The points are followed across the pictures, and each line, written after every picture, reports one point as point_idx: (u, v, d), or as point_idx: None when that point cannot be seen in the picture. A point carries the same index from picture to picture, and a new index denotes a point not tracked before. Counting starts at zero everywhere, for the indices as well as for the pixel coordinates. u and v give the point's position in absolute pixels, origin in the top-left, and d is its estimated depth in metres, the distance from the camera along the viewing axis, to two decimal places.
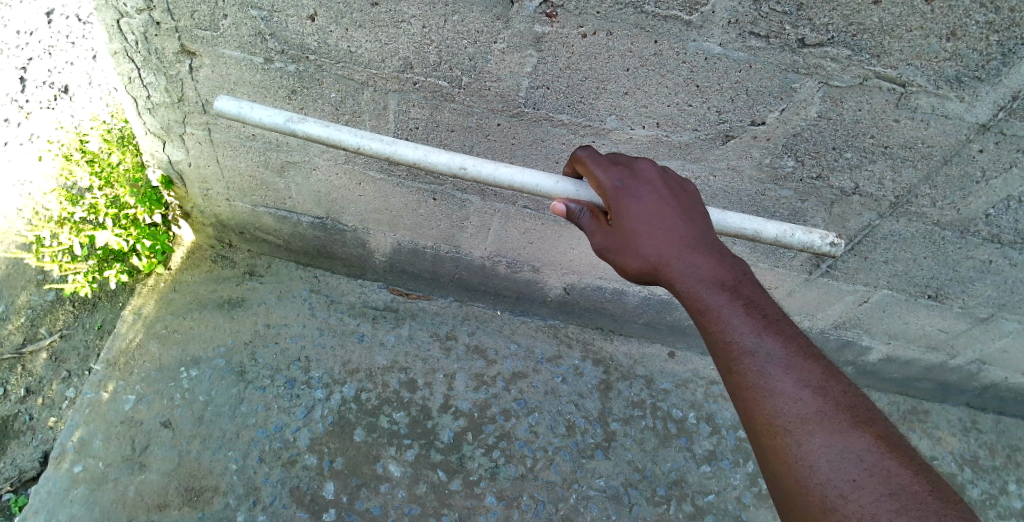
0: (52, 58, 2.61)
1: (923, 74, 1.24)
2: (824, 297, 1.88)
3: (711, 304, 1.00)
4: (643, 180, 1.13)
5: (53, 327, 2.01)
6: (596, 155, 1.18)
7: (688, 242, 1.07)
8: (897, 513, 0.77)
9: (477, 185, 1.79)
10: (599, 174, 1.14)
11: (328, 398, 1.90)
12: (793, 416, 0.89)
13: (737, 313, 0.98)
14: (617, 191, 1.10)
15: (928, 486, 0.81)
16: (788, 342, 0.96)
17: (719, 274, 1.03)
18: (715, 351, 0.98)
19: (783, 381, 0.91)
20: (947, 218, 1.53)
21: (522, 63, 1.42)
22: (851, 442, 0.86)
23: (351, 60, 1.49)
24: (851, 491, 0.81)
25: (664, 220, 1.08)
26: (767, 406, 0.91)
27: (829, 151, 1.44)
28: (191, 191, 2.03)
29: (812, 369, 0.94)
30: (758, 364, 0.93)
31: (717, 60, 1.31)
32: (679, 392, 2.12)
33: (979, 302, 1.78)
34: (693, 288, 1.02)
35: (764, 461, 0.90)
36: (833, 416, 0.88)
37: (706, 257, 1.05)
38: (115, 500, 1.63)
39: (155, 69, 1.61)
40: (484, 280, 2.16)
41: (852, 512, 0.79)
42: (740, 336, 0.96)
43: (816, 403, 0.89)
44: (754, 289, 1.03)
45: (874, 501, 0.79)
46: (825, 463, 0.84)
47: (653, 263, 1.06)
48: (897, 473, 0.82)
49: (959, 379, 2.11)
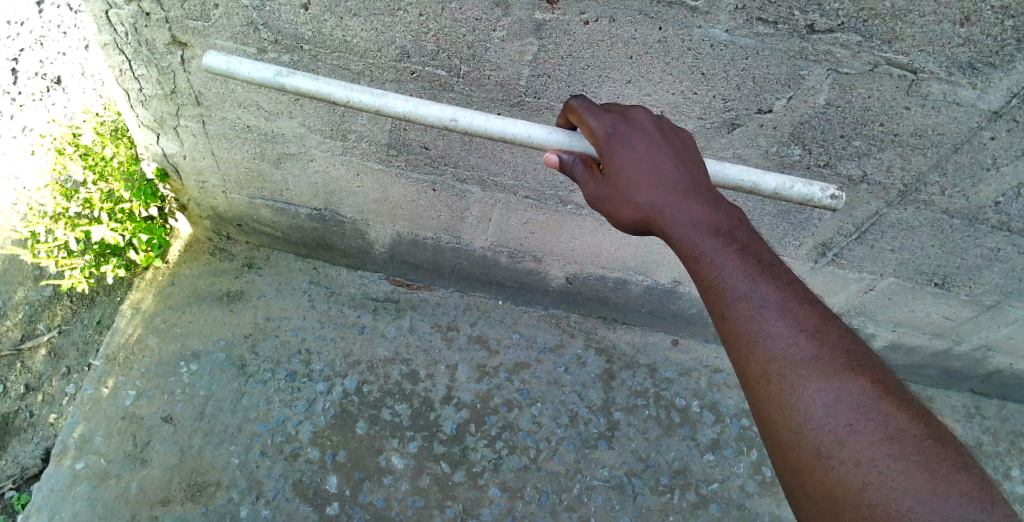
0: (43, 49, 2.55)
1: (936, 61, 1.21)
2: (829, 285, 1.87)
3: (705, 249, 0.96)
4: (638, 126, 1.08)
5: (51, 323, 1.99)
6: (590, 104, 1.14)
7: (683, 187, 1.02)
8: (894, 459, 0.73)
9: (478, 175, 1.76)
10: (592, 122, 1.09)
11: (329, 391, 1.89)
12: (787, 361, 0.85)
13: (731, 259, 0.95)
14: (609, 137, 1.05)
15: (926, 429, 0.77)
16: (785, 288, 0.93)
17: (714, 220, 0.99)
18: (708, 298, 0.95)
19: (777, 326, 0.88)
20: (956, 206, 1.51)
21: (522, 51, 1.38)
22: (847, 386, 0.82)
23: (346, 49, 1.45)
24: (847, 436, 0.77)
25: (657, 165, 1.03)
26: (761, 352, 0.88)
27: (837, 140, 1.42)
28: (187, 183, 2.00)
29: (808, 313, 0.90)
30: (752, 310, 0.90)
31: (724, 47, 1.28)
32: (682, 381, 2.12)
33: (986, 289, 1.77)
34: (687, 234, 0.98)
35: (757, 409, 0.87)
36: (828, 360, 0.85)
37: (700, 203, 1.01)
38: (117, 496, 1.63)
39: (146, 61, 1.57)
40: (485, 271, 2.14)
41: (847, 459, 0.75)
42: (733, 282, 0.93)
43: (812, 347, 0.86)
44: (751, 235, 1.00)
45: (872, 445, 0.75)
46: (820, 408, 0.81)
47: (645, 210, 1.02)
48: (894, 417, 0.78)
49: (964, 366, 2.11)
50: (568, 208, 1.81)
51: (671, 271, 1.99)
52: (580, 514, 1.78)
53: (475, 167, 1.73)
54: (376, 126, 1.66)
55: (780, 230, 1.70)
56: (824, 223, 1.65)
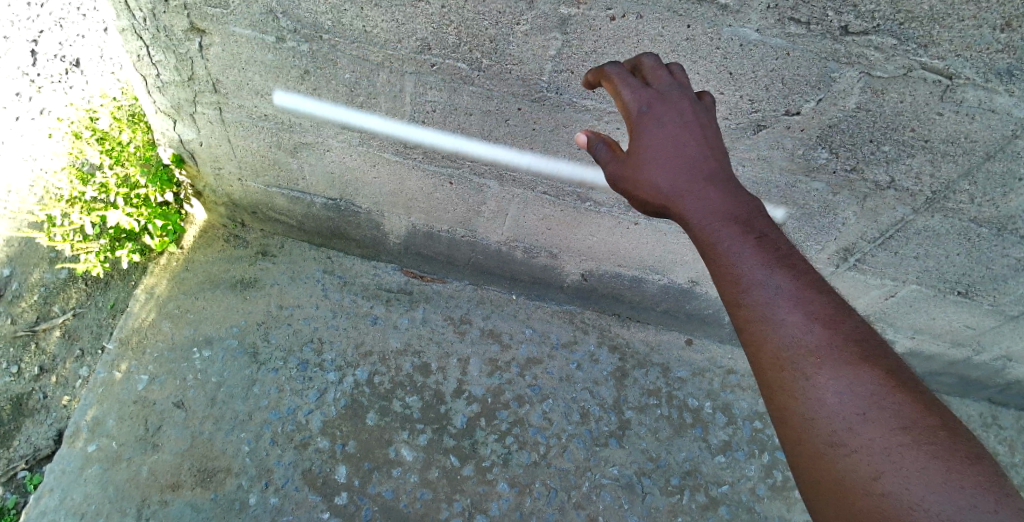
0: (62, 31, 2.55)
1: (973, 66, 1.18)
2: (849, 290, 1.85)
3: (721, 235, 0.89)
4: (671, 105, 1.02)
5: (66, 305, 2.00)
6: (626, 74, 1.09)
7: (704, 172, 0.96)
8: (907, 448, 0.68)
9: (496, 169, 1.74)
10: (626, 95, 1.05)
11: (341, 381, 1.89)
12: (802, 350, 0.77)
13: (747, 246, 0.86)
14: (641, 115, 1.01)
15: (939, 420, 0.71)
16: (802, 276, 0.84)
17: (732, 205, 0.93)
18: (720, 282, 0.86)
19: (793, 314, 0.80)
20: (985, 215, 1.48)
21: (545, 46, 1.36)
22: (862, 375, 0.75)
23: (365, 40, 1.43)
24: (859, 425, 0.71)
25: (683, 149, 0.98)
26: (773, 340, 0.79)
27: (865, 144, 1.39)
28: (202, 170, 1.99)
29: (823, 302, 0.82)
30: (767, 296, 0.81)
31: (753, 47, 1.25)
32: (695, 381, 2.11)
33: (1010, 300, 1.74)
34: (703, 219, 0.91)
35: (769, 399, 0.80)
36: (844, 350, 0.77)
37: (719, 190, 0.95)
38: (128, 479, 1.64)
39: (164, 47, 1.56)
40: (500, 265, 2.14)
41: (860, 447, 0.70)
42: (748, 268, 0.84)
43: (827, 336, 0.78)
44: (770, 224, 0.92)
45: (885, 436, 0.70)
46: (832, 396, 0.74)
47: (663, 193, 0.96)
48: (908, 407, 0.72)
49: (983, 375, 2.08)
50: (586, 205, 1.80)
51: (687, 271, 1.97)
52: (589, 511, 1.78)
53: (494, 162, 1.72)
54: (394, 118, 1.64)
55: (802, 233, 1.68)
56: (848, 228, 1.63)
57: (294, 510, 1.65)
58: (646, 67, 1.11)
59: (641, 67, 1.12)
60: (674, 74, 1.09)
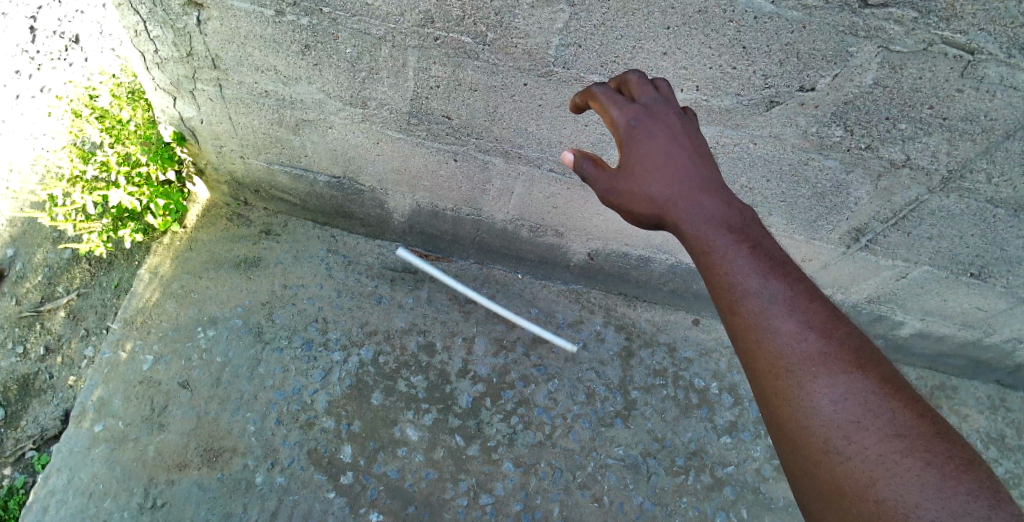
0: (60, 7, 2.51)
1: (996, 41, 1.15)
2: (859, 271, 1.84)
3: (718, 243, 0.87)
4: (660, 118, 1.01)
5: (70, 285, 1.98)
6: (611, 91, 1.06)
7: (699, 182, 0.96)
8: (903, 455, 0.68)
9: (502, 147, 1.71)
10: (613, 112, 1.03)
11: (346, 360, 1.89)
12: (798, 358, 0.77)
13: (743, 255, 0.85)
14: (630, 128, 0.99)
15: (933, 427, 0.72)
16: (797, 285, 0.83)
17: (728, 216, 0.91)
18: (714, 291, 0.85)
19: (788, 323, 0.79)
20: (1002, 195, 1.45)
21: (553, 19, 1.32)
22: (856, 383, 0.75)
23: (367, 13, 1.40)
24: (855, 432, 0.71)
25: (676, 160, 0.97)
26: (769, 348, 0.78)
27: (882, 121, 1.36)
28: (204, 147, 1.96)
29: (816, 310, 0.81)
30: (762, 305, 0.80)
31: (768, 20, 1.22)
32: (702, 362, 2.11)
33: (1023, 281, 1.72)
34: (700, 228, 0.90)
35: (764, 407, 0.79)
36: (839, 358, 0.77)
37: (716, 199, 0.94)
38: (135, 458, 1.64)
39: (161, 22, 1.53)
40: (506, 244, 2.12)
41: (855, 454, 0.70)
42: (744, 277, 0.83)
43: (821, 344, 0.78)
44: (765, 234, 0.91)
45: (879, 443, 0.70)
46: (828, 404, 0.74)
47: (658, 203, 0.94)
48: (902, 414, 0.73)
49: (992, 357, 2.08)
50: None
51: None
52: (594, 491, 1.78)
53: (500, 139, 1.69)
54: (397, 94, 1.62)
55: (813, 212, 1.66)
56: (860, 207, 1.60)
57: (301, 489, 1.66)
58: (631, 82, 1.09)
59: (626, 82, 1.11)
60: (659, 88, 1.08)
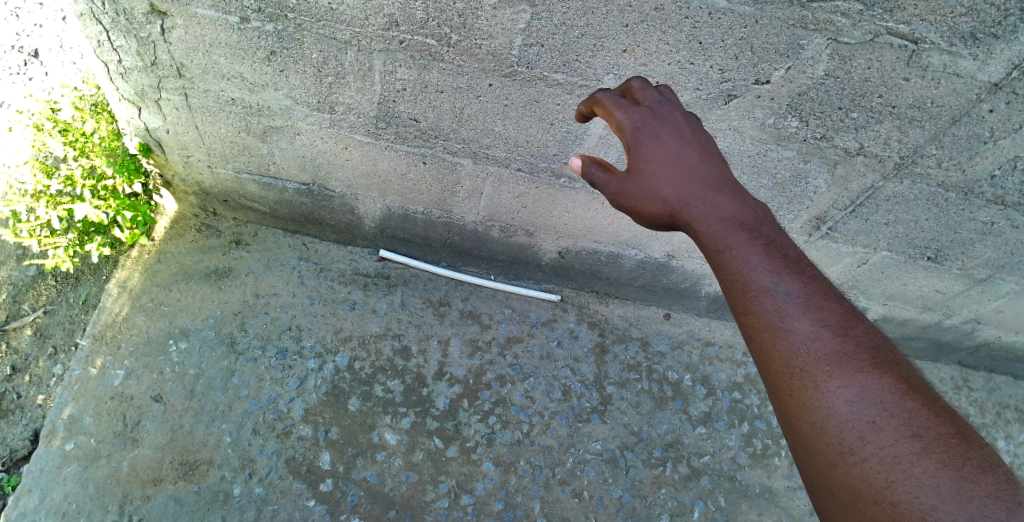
0: (18, 21, 2.46)
1: (937, 30, 1.19)
2: (822, 259, 1.88)
3: (730, 242, 0.89)
4: (665, 120, 1.05)
5: (36, 303, 1.94)
6: (616, 97, 1.10)
7: (710, 181, 0.98)
8: (918, 456, 0.67)
9: (470, 148, 1.72)
10: (619, 115, 1.06)
11: (321, 367, 1.88)
12: (812, 357, 0.77)
13: (758, 254, 0.86)
14: (636, 130, 1.02)
15: (950, 427, 0.70)
16: (811, 283, 0.83)
17: (740, 215, 0.93)
18: (728, 290, 0.86)
19: (801, 322, 0.79)
20: (952, 179, 1.50)
21: (515, 19, 1.33)
22: (873, 382, 0.74)
23: (332, 18, 1.40)
24: (871, 433, 0.71)
25: (686, 160, 1.00)
26: (783, 347, 0.78)
27: (835, 112, 1.40)
28: (170, 157, 1.94)
29: (832, 307, 0.82)
30: (776, 304, 0.81)
31: (722, 15, 1.24)
32: (675, 355, 2.14)
33: (977, 263, 1.78)
34: (712, 228, 0.91)
35: (780, 408, 0.79)
36: (856, 357, 0.77)
37: (727, 197, 0.96)
38: (108, 475, 1.61)
39: (125, 32, 1.51)
40: (477, 245, 2.14)
41: (870, 456, 0.69)
42: (758, 276, 0.84)
43: (837, 343, 0.78)
44: (778, 231, 0.92)
45: (896, 444, 0.69)
46: (843, 404, 0.73)
47: (670, 205, 0.96)
48: (919, 414, 0.71)
49: (953, 338, 2.14)
50: (561, 181, 1.79)
51: (664, 245, 1.98)
52: (573, 487, 1.79)
53: (468, 140, 1.70)
54: (363, 98, 1.61)
55: (775, 203, 1.69)
56: (819, 196, 1.64)
57: (279, 499, 1.64)
58: (635, 88, 1.14)
59: (629, 89, 1.16)
60: (662, 93, 1.13)
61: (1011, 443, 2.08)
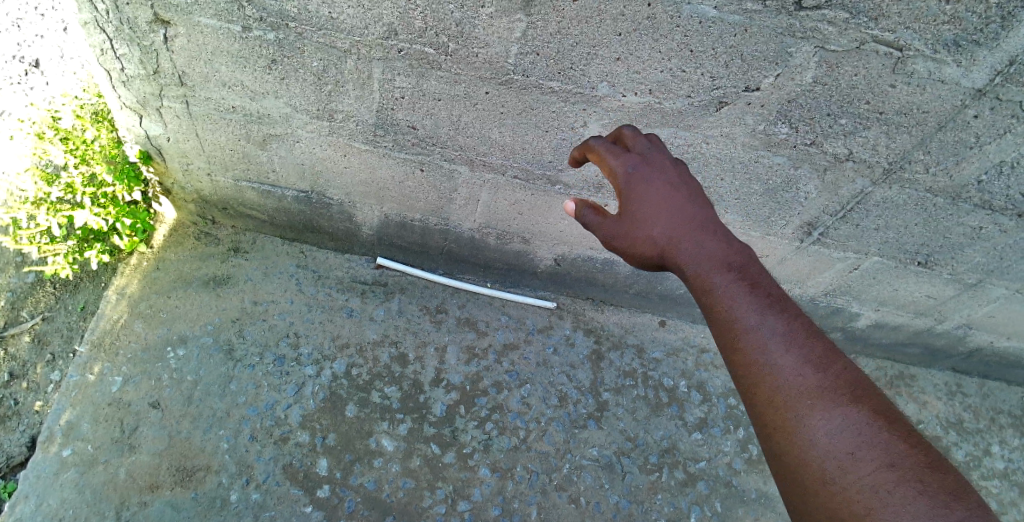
0: (19, 32, 2.50)
1: (921, 38, 1.22)
2: (815, 265, 1.90)
3: (718, 283, 0.91)
4: (656, 164, 1.08)
5: (35, 310, 1.95)
6: (609, 142, 1.13)
7: (700, 223, 1.00)
8: (896, 485, 0.68)
9: (466, 155, 1.75)
10: (612, 161, 1.09)
11: (319, 374, 1.89)
12: (794, 390, 0.78)
13: (744, 294, 0.88)
14: (628, 176, 1.05)
15: (927, 457, 0.72)
16: (794, 320, 0.85)
17: (727, 256, 0.95)
18: (716, 329, 0.88)
19: (784, 358, 0.81)
20: (939, 184, 1.53)
21: (510, 28, 1.36)
22: (852, 415, 0.76)
23: (332, 27, 1.43)
24: (850, 463, 0.72)
25: (675, 202, 1.02)
26: (768, 383, 0.80)
27: (824, 118, 1.42)
28: (171, 166, 1.97)
29: (815, 345, 0.83)
30: (760, 341, 0.83)
31: (712, 24, 1.27)
32: (670, 361, 2.15)
33: (968, 268, 1.80)
34: (700, 269, 0.94)
35: (766, 441, 0.80)
36: (838, 391, 0.78)
37: (715, 238, 0.98)
38: (105, 482, 1.61)
39: (128, 40, 1.54)
40: (474, 253, 2.15)
41: (850, 485, 0.70)
42: (743, 314, 0.86)
43: (819, 378, 0.79)
44: (764, 270, 0.94)
45: (875, 474, 0.70)
46: (824, 435, 0.75)
47: (660, 247, 0.99)
48: (896, 444, 0.73)
49: (947, 344, 2.16)
50: (556, 188, 1.81)
51: None
52: (570, 493, 1.79)
53: (464, 147, 1.72)
54: (363, 106, 1.64)
55: (766, 209, 1.72)
56: (810, 202, 1.67)
57: (277, 505, 1.64)
58: (626, 135, 1.17)
59: (621, 135, 1.18)
60: (653, 139, 1.16)
61: (1005, 448, 2.08)
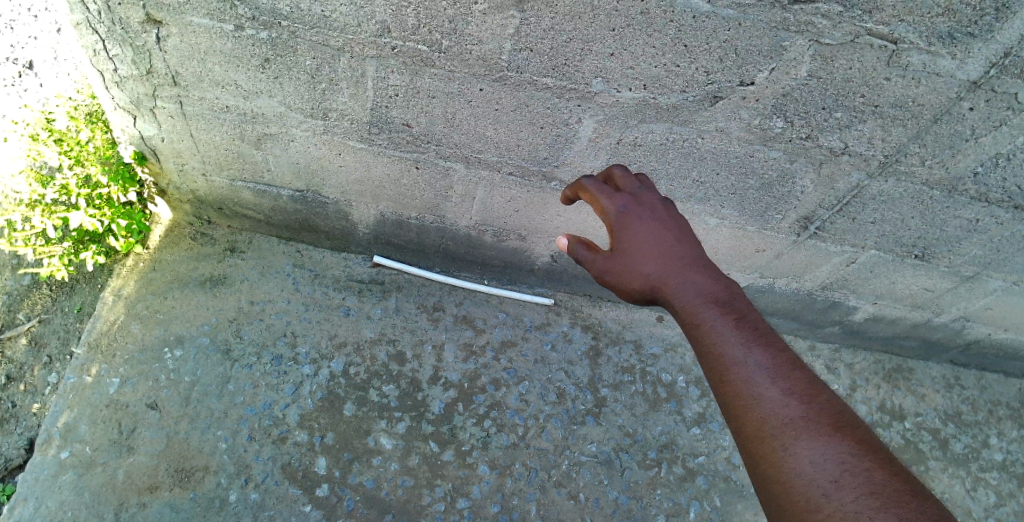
0: (12, 33, 2.48)
1: (916, 30, 1.21)
2: (811, 259, 1.90)
3: (706, 317, 0.91)
4: (647, 204, 1.11)
5: (31, 312, 1.94)
6: (601, 183, 1.16)
7: (689, 260, 1.02)
8: (877, 511, 0.67)
9: (461, 152, 1.74)
10: (604, 201, 1.12)
11: (316, 373, 1.89)
12: (779, 421, 0.78)
13: (729, 326, 0.88)
14: (620, 216, 1.08)
15: (908, 486, 0.71)
16: (780, 353, 0.85)
17: (715, 291, 0.95)
18: (705, 362, 0.88)
19: (770, 389, 0.80)
20: (935, 177, 1.53)
21: (503, 24, 1.36)
22: (835, 443, 0.75)
23: (325, 25, 1.42)
24: (834, 490, 0.70)
25: (664, 240, 1.04)
26: (754, 414, 0.80)
27: (819, 112, 1.42)
28: (165, 166, 1.96)
29: (799, 377, 0.82)
30: (746, 373, 0.83)
31: (706, 19, 1.27)
32: (668, 357, 2.15)
33: (965, 260, 1.80)
34: (689, 303, 0.94)
35: (755, 471, 0.79)
36: (821, 421, 0.77)
37: (704, 274, 0.99)
38: (104, 483, 1.61)
39: (120, 40, 1.53)
40: (470, 250, 2.15)
41: (834, 511, 0.69)
42: (729, 347, 0.86)
43: (803, 409, 0.79)
44: (750, 306, 0.94)
45: (857, 500, 0.69)
46: (808, 464, 0.73)
47: (651, 282, 1.00)
48: (877, 472, 0.72)
49: (944, 336, 2.16)
50: (551, 185, 1.81)
51: None
52: (569, 489, 1.79)
53: (459, 145, 1.72)
54: (357, 104, 1.64)
55: (763, 203, 1.72)
56: (806, 196, 1.66)
57: (276, 505, 1.64)
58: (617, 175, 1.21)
59: (612, 176, 1.21)
60: (644, 179, 1.19)
61: (1003, 440, 2.09)
